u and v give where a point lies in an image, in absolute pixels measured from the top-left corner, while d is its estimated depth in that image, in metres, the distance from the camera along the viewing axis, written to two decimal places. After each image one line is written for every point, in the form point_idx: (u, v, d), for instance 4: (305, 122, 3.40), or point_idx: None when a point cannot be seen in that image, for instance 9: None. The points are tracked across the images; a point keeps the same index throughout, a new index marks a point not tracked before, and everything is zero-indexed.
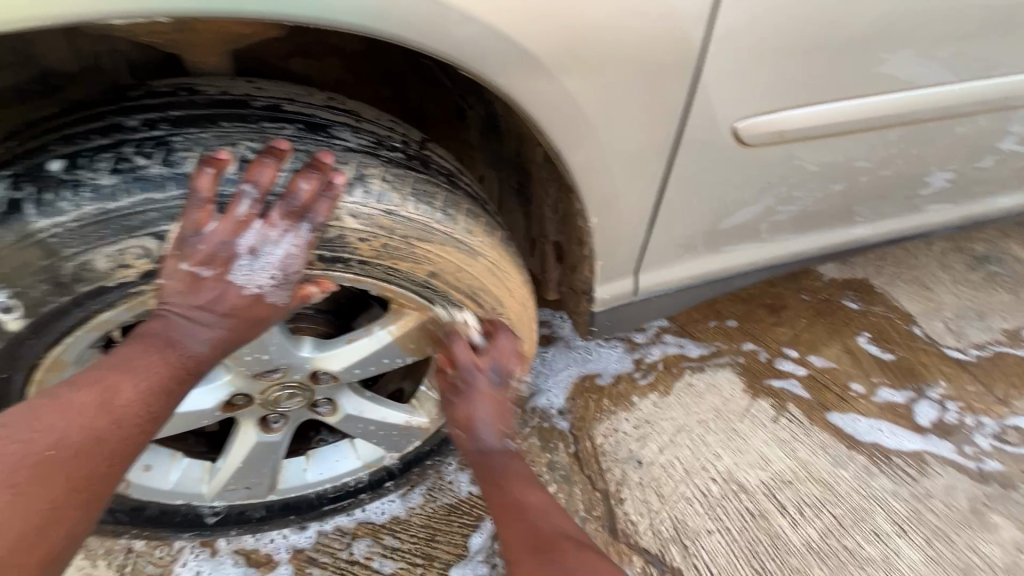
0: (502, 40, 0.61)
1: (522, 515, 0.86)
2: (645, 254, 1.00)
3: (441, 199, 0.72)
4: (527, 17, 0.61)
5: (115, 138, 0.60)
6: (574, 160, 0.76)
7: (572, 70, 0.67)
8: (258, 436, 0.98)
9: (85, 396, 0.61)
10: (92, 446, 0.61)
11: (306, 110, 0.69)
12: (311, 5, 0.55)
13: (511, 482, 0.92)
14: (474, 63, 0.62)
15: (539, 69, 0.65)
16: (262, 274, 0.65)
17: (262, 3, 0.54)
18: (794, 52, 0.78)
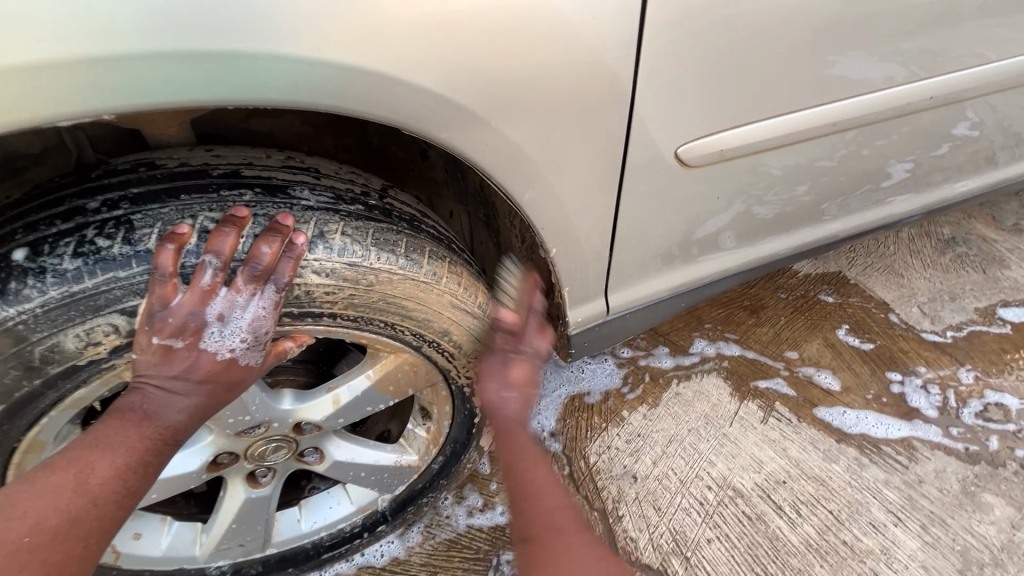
0: (440, 99, 0.65)
1: (534, 469, 0.86)
2: (614, 275, 1.03)
3: (402, 246, 0.75)
4: (462, 74, 0.64)
5: (76, 223, 0.61)
6: (526, 198, 0.79)
7: (508, 118, 0.70)
8: (247, 492, 0.98)
9: (61, 477, 0.61)
10: (68, 527, 0.60)
11: (264, 173, 0.71)
12: (254, 83, 0.58)
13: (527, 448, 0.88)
14: (415, 122, 0.65)
15: (478, 120, 0.68)
16: (234, 338, 0.66)
17: (208, 86, 0.57)
18: (727, 74, 0.82)
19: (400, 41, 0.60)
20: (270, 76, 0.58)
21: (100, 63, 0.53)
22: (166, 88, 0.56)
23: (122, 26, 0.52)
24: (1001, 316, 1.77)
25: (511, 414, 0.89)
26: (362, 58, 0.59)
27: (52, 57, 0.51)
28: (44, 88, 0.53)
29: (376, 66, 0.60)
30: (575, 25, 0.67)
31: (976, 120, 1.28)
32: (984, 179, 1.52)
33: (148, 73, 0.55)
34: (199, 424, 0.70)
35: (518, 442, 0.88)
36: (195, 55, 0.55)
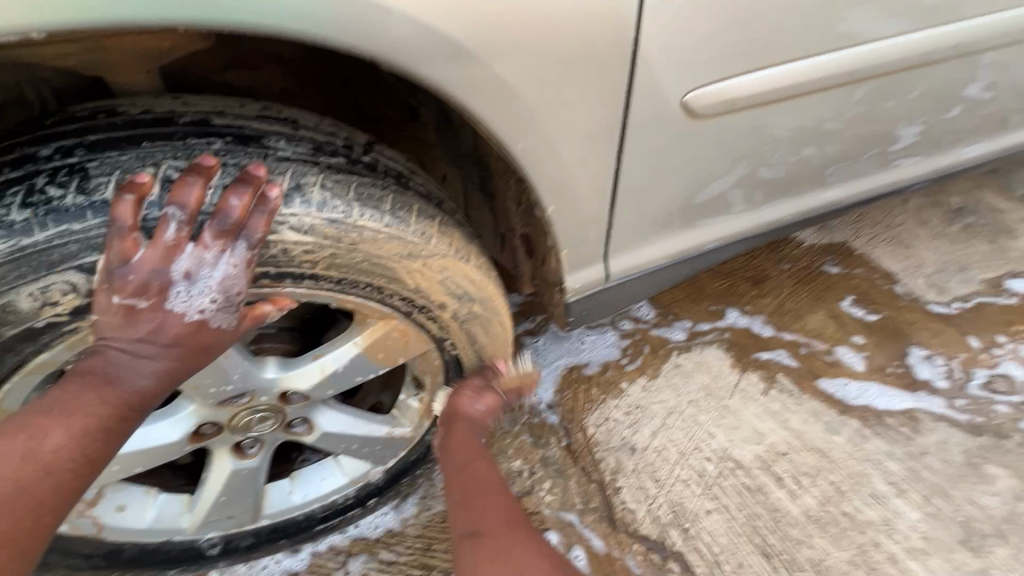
0: (422, 31, 0.59)
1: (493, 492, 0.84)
2: (613, 239, 0.98)
3: (388, 202, 0.70)
4: (446, 3, 0.58)
5: (27, 170, 0.57)
6: (519, 149, 0.74)
7: (499, 56, 0.64)
8: (234, 464, 0.95)
9: (10, 441, 0.56)
10: (15, 495, 0.55)
11: (236, 121, 0.66)
12: (219, 10, 0.52)
13: (474, 454, 0.91)
14: (397, 56, 0.60)
15: (466, 57, 0.62)
16: (203, 298, 0.62)
17: (166, 10, 0.51)
18: (737, 17, 0.76)
19: None
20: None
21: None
22: (115, 11, 0.50)
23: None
24: (1009, 287, 1.72)
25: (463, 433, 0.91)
26: None
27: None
28: None
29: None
30: None
31: (995, 78, 1.22)
32: (999, 143, 1.46)
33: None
34: (168, 391, 0.65)
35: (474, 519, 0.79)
36: None
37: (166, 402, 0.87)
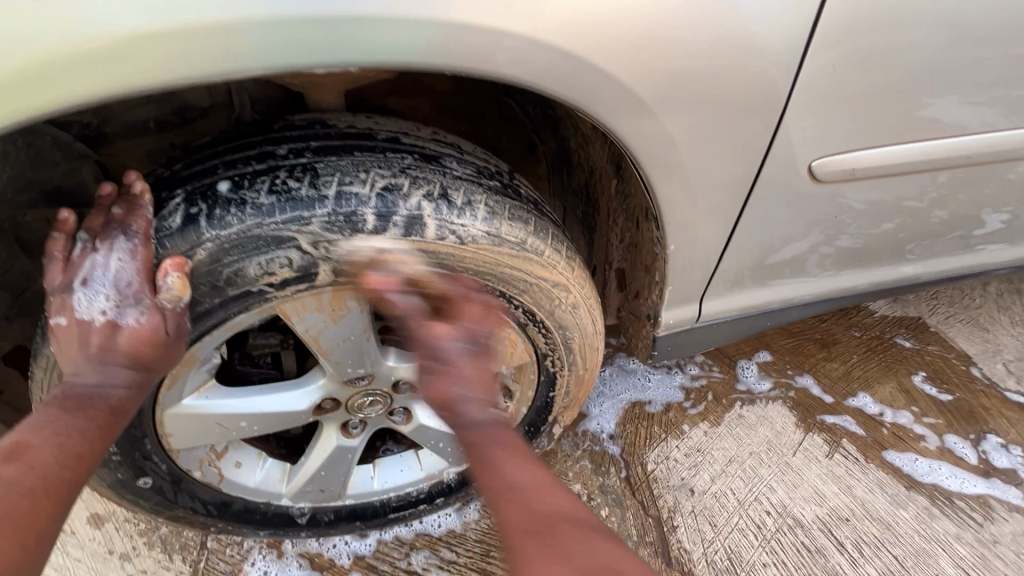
0: (614, 83, 0.67)
1: (528, 462, 0.70)
2: (714, 282, 1.04)
3: (532, 223, 0.80)
4: (642, 62, 0.66)
5: (269, 164, 0.70)
6: (663, 192, 0.82)
7: (667, 110, 0.72)
8: (339, 440, 1.04)
9: (44, 413, 0.67)
10: (44, 459, 0.63)
11: (418, 142, 0.78)
12: (460, 54, 0.62)
13: (529, 476, 0.69)
14: (586, 102, 0.68)
15: (645, 109, 0.70)
16: (100, 299, 0.68)
17: (427, 50, 0.61)
18: (883, 92, 0.81)
19: (586, 20, 0.63)
20: (461, 42, 0.61)
21: (248, 32, 0.57)
22: (323, 50, 0.59)
23: None
24: None
25: (472, 429, 0.73)
26: (546, 36, 0.62)
27: (225, 15, 0.56)
28: (184, 52, 0.57)
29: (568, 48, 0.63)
30: (750, 30, 0.69)
31: None
32: None
33: (289, 40, 0.58)
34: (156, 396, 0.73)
35: (509, 484, 0.68)
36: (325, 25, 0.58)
37: (296, 374, 0.95)
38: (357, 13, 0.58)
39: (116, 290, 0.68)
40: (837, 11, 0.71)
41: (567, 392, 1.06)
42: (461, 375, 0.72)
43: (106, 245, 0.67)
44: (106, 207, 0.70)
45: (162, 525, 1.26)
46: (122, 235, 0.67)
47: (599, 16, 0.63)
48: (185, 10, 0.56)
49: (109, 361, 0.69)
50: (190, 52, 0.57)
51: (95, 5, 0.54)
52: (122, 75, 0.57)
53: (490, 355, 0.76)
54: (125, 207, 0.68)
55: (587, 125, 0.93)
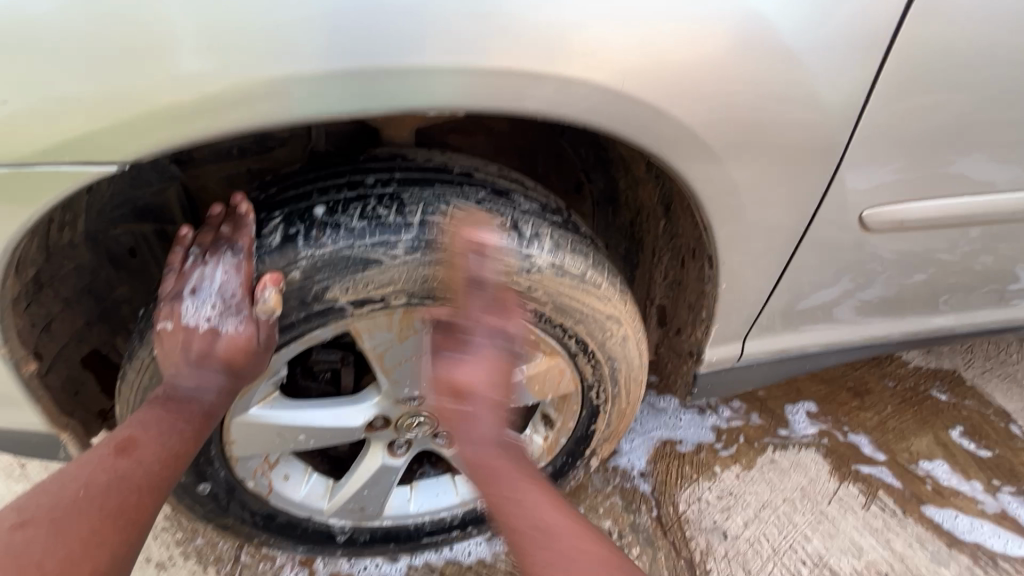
0: (681, 131, 0.72)
1: (552, 499, 0.78)
2: (757, 322, 1.06)
3: (591, 257, 0.85)
4: (707, 115, 0.71)
5: (359, 192, 0.76)
6: (720, 233, 0.86)
7: (730, 157, 0.76)
8: (383, 459, 1.06)
9: (153, 412, 0.77)
10: (138, 459, 0.73)
11: (490, 178, 0.84)
12: (544, 103, 0.66)
13: (569, 527, 0.75)
14: (660, 148, 0.73)
15: (711, 156, 0.75)
16: (206, 307, 0.79)
17: (518, 99, 0.66)
18: (934, 148, 0.84)
19: (659, 73, 0.67)
20: (547, 91, 0.65)
21: (296, 83, 0.60)
22: (373, 101, 0.62)
23: (335, 37, 0.59)
24: None
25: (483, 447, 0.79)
26: (626, 87, 0.67)
27: (270, 72, 0.59)
28: (231, 100, 0.59)
29: (644, 101, 0.68)
30: (812, 91, 0.74)
31: None
32: None
33: (337, 91, 0.61)
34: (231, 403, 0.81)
35: (542, 522, 0.75)
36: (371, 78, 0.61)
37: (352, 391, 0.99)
38: (472, 60, 0.62)
39: (221, 300, 0.78)
40: (895, 71, 0.75)
41: (609, 425, 1.08)
42: (483, 375, 0.78)
43: (214, 260, 0.75)
44: (216, 227, 0.78)
45: (198, 537, 1.28)
46: (229, 252, 0.74)
47: (673, 70, 0.68)
48: (242, 68, 0.58)
49: (206, 366, 0.78)
50: (235, 107, 0.60)
51: (162, 69, 0.57)
52: (168, 128, 0.60)
53: (512, 360, 0.80)
54: (236, 225, 0.75)
55: (639, 168, 0.99)
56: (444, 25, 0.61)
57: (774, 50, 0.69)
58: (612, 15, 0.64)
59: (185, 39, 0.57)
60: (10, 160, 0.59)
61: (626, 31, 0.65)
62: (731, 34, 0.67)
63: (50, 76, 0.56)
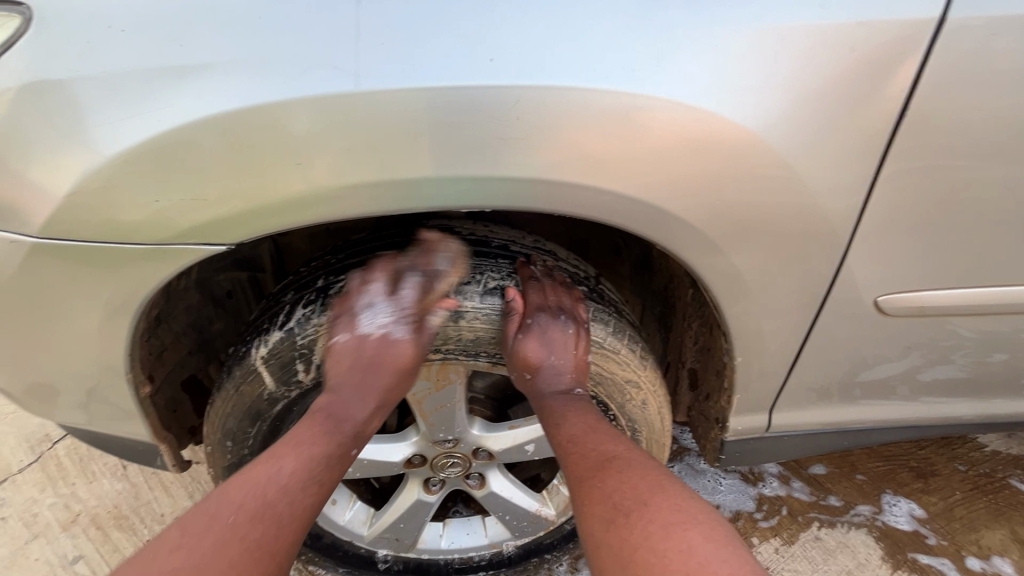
0: (696, 230, 0.75)
1: (658, 494, 0.76)
2: (787, 396, 1.06)
3: (612, 324, 0.93)
4: (721, 212, 0.74)
5: (408, 262, 0.88)
6: (734, 312, 0.87)
7: (746, 249, 0.79)
8: (420, 494, 1.16)
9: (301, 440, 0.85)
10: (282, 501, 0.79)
11: (524, 249, 0.95)
12: (564, 203, 0.71)
13: (637, 484, 0.78)
14: (677, 242, 0.76)
15: (717, 248, 0.78)
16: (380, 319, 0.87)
17: (544, 201, 0.71)
18: (971, 236, 0.83)
19: (674, 174, 0.70)
20: (569, 193, 0.70)
21: (351, 190, 0.68)
22: (419, 201, 0.70)
23: (384, 151, 0.66)
24: None
25: (573, 428, 0.86)
26: (640, 191, 0.71)
27: (330, 181, 0.67)
28: (299, 201, 0.68)
29: (661, 204, 0.72)
30: (824, 189, 0.75)
31: None
32: None
33: (382, 196, 0.69)
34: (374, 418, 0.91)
35: (626, 507, 0.75)
36: (418, 183, 0.68)
37: (394, 429, 1.12)
38: (498, 171, 0.68)
39: (395, 313, 0.87)
40: (921, 172, 0.76)
41: None
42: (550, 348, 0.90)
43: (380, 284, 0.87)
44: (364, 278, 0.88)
45: None
46: (445, 308, 0.86)
47: (686, 168, 0.70)
48: (309, 178, 0.67)
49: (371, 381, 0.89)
50: (303, 208, 0.69)
51: (251, 174, 0.67)
52: (252, 224, 0.70)
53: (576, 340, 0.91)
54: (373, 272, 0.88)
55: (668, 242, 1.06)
56: (482, 141, 0.67)
57: (796, 158, 0.72)
58: (628, 129, 0.67)
59: (267, 152, 0.66)
60: (153, 241, 0.72)
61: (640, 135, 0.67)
62: (753, 144, 0.70)
63: (163, 177, 0.67)
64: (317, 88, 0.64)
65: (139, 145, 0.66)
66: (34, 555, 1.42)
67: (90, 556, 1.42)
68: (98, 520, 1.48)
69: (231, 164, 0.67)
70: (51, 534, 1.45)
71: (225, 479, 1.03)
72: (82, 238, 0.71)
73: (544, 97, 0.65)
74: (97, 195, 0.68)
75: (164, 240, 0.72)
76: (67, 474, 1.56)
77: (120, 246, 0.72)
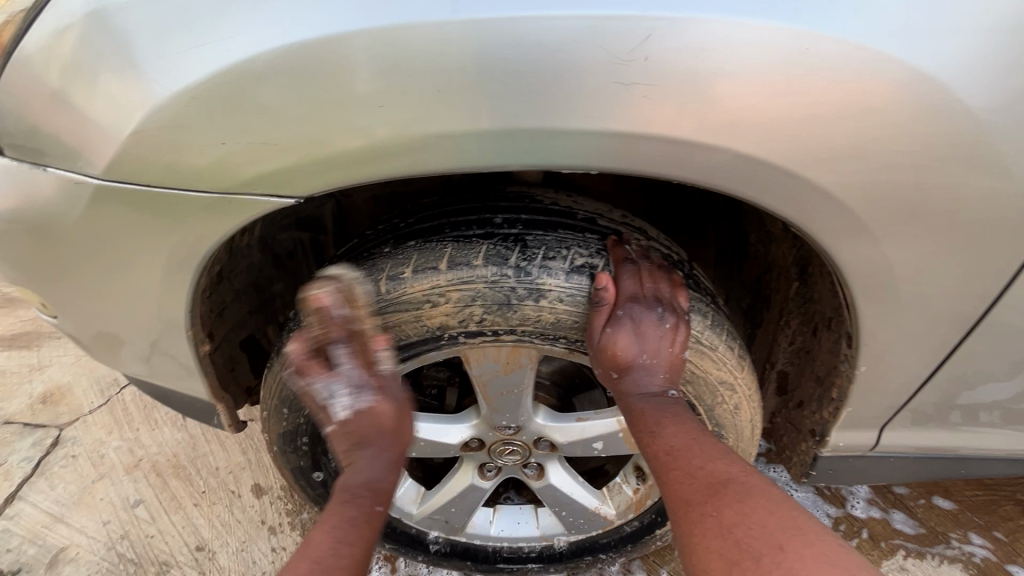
0: (838, 211, 0.62)
1: (792, 535, 0.66)
2: (905, 413, 0.91)
3: (711, 316, 0.81)
4: (876, 191, 0.60)
5: (486, 231, 0.79)
6: (867, 313, 0.73)
7: (896, 238, 0.65)
8: (473, 479, 1.10)
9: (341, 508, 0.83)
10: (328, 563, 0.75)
11: (613, 225, 0.85)
12: (684, 170, 0.59)
13: (762, 516, 0.68)
14: (813, 224, 0.63)
15: (864, 234, 0.64)
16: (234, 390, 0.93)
17: (659, 166, 0.59)
18: None
19: (824, 139, 0.57)
20: (691, 158, 0.58)
21: (436, 142, 0.59)
22: (514, 159, 0.60)
23: (477, 97, 0.56)
24: None
25: (671, 439, 0.78)
26: (777, 159, 0.58)
27: (411, 130, 0.58)
28: (379, 151, 0.60)
29: (801, 176, 0.59)
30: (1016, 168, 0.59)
31: None
32: None
33: (471, 150, 0.59)
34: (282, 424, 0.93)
35: (754, 548, 0.66)
36: (513, 137, 0.58)
37: (453, 410, 1.05)
38: (609, 126, 0.57)
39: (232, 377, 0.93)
40: None
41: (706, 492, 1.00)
42: (643, 344, 0.80)
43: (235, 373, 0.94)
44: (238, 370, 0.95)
45: (304, 510, 1.42)
46: (525, 289, 0.77)
47: (841, 134, 0.57)
48: (389, 124, 0.58)
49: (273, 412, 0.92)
50: (381, 159, 0.60)
51: (327, 116, 0.59)
52: (326, 176, 0.62)
53: (673, 335, 0.80)
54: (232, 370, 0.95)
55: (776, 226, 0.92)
56: (594, 88, 0.55)
57: (985, 127, 0.57)
58: (777, 78, 0.54)
59: (345, 91, 0.57)
60: (219, 190, 0.65)
61: (790, 88, 0.54)
62: (933, 106, 0.55)
63: (228, 119, 0.60)
64: (405, 18, 0.55)
65: (207, 79, 0.59)
66: (99, 494, 1.47)
67: (150, 501, 1.45)
68: (157, 467, 1.51)
69: (305, 104, 0.58)
70: (115, 476, 1.50)
71: (280, 446, 0.99)
72: (147, 182, 0.66)
73: (677, 35, 0.53)
74: (162, 136, 0.62)
75: (230, 189, 0.65)
76: (132, 420, 1.61)
77: (185, 193, 0.66)
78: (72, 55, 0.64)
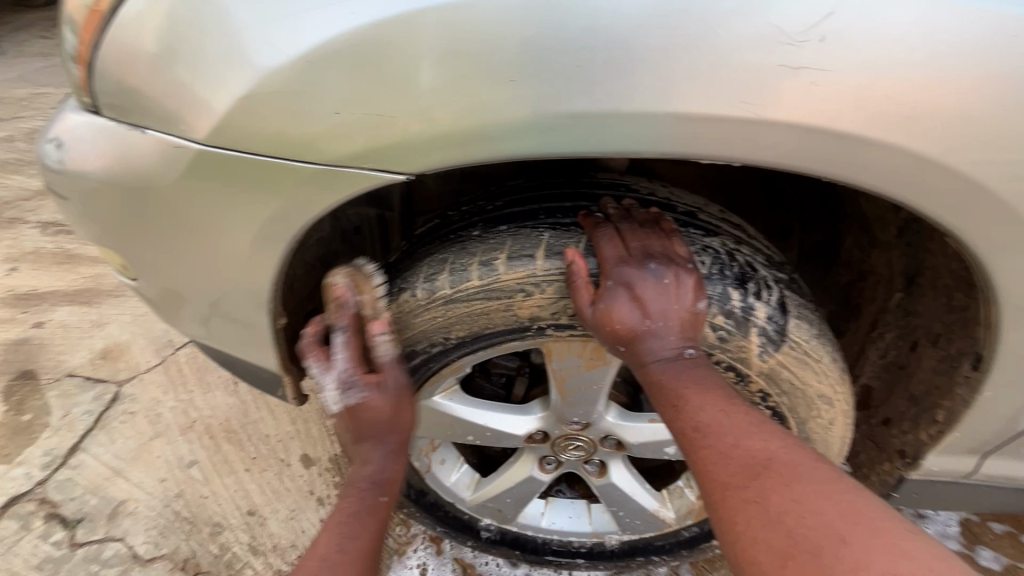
0: None
1: (855, 523, 0.54)
2: (1016, 442, 0.84)
3: (818, 325, 0.77)
4: None
5: (585, 219, 0.76)
6: (1009, 336, 0.68)
7: None
8: (533, 471, 1.07)
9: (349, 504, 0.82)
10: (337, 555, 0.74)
11: (713, 221, 0.81)
12: (838, 166, 0.56)
13: (812, 497, 0.57)
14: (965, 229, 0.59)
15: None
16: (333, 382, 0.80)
17: None
18: None
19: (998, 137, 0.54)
20: (851, 152, 0.55)
21: (575, 124, 0.56)
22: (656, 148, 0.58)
23: (632, 78, 0.54)
24: None
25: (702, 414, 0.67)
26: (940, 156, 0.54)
27: (551, 109, 0.56)
28: (517, 133, 0.58)
29: None
30: None
31: None
32: None
33: (609, 134, 0.57)
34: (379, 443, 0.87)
35: (808, 539, 0.54)
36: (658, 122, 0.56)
37: (520, 401, 1.02)
38: (770, 116, 0.54)
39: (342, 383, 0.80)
40: None
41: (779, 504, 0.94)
42: (649, 302, 0.71)
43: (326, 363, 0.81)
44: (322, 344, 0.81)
45: None
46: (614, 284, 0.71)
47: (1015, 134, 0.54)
48: (534, 104, 0.56)
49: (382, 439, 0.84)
50: (516, 140, 0.58)
51: (469, 95, 0.57)
52: (451, 156, 0.60)
53: (678, 285, 0.72)
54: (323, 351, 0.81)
55: (886, 231, 0.87)
56: (757, 73, 0.53)
57: None
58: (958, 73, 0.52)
59: (491, 69, 0.56)
60: (325, 162, 0.63)
61: (968, 83, 0.52)
62: None
63: (352, 91, 0.58)
64: None
65: (334, 47, 0.57)
66: (156, 451, 1.50)
67: (204, 462, 1.49)
68: (210, 430, 1.54)
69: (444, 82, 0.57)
70: (171, 435, 1.53)
71: None
72: (250, 150, 0.64)
73: (859, 19, 0.51)
74: (274, 102, 0.60)
75: (340, 164, 0.63)
76: (187, 382, 1.64)
77: (292, 164, 0.64)
78: (183, 13, 0.61)
